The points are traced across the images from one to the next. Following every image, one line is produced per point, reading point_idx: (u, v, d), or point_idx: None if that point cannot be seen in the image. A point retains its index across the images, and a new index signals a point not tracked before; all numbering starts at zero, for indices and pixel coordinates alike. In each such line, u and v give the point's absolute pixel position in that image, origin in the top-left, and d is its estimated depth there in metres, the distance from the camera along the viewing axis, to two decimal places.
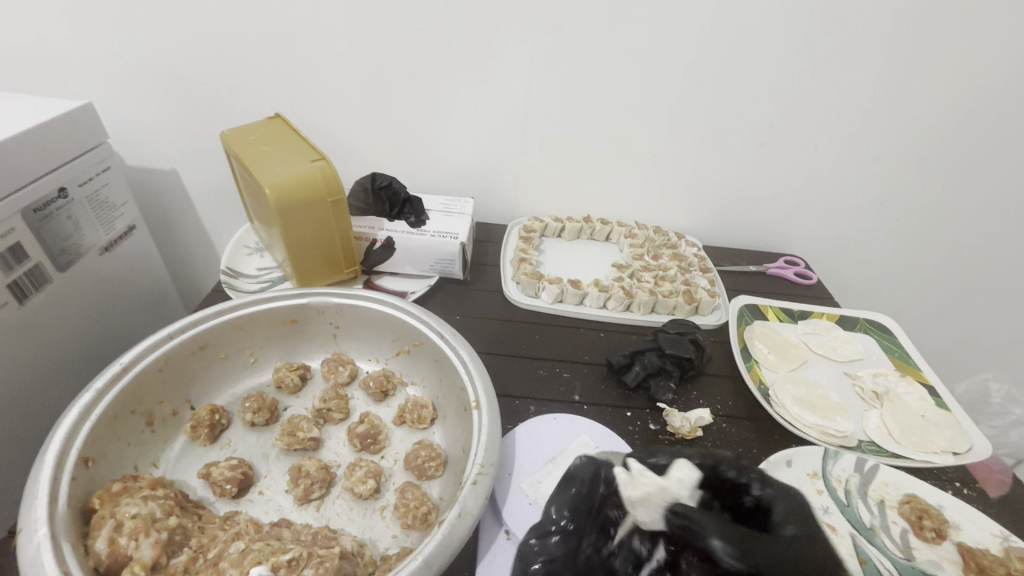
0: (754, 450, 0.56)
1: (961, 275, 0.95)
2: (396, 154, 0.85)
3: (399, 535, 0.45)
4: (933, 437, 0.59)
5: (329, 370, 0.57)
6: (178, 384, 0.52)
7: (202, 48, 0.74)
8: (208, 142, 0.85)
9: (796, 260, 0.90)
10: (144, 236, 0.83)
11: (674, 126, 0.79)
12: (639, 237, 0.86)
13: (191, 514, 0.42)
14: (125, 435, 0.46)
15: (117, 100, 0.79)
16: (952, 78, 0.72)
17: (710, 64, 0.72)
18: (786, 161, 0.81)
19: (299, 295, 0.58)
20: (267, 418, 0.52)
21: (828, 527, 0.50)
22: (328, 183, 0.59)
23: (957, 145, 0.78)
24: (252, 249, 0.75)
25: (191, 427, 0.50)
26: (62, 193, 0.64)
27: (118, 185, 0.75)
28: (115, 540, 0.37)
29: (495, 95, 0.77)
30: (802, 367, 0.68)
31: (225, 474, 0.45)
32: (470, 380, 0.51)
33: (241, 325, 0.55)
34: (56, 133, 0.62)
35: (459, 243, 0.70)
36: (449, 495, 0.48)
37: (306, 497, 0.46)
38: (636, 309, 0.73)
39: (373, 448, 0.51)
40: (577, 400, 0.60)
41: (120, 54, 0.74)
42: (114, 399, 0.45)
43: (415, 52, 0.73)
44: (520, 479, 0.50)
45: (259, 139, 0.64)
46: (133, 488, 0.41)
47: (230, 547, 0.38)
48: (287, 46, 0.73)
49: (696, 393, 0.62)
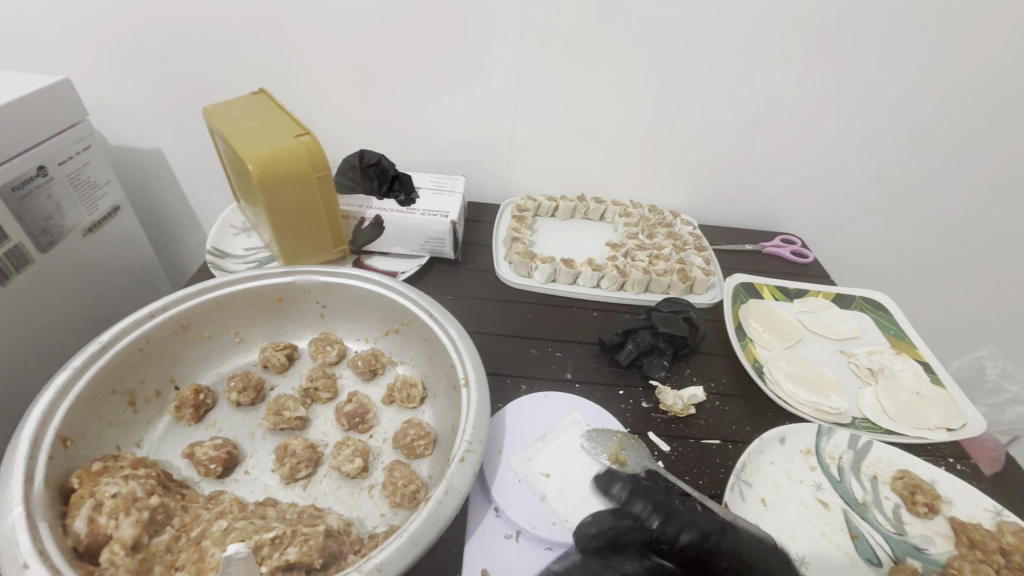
0: (747, 427, 0.56)
1: (960, 253, 0.94)
2: (385, 131, 0.83)
3: (387, 514, 0.44)
4: (928, 413, 0.59)
5: (317, 349, 0.56)
6: (161, 363, 0.51)
7: (181, 21, 0.71)
8: (192, 120, 0.82)
9: (793, 238, 0.89)
10: (129, 217, 0.81)
11: (671, 101, 0.77)
12: (634, 216, 0.85)
13: (175, 493, 0.41)
14: (106, 414, 0.46)
15: (97, 76, 0.77)
16: (957, 49, 0.69)
17: (707, 36, 0.70)
18: (785, 138, 0.80)
19: (285, 273, 0.56)
20: (252, 398, 0.51)
21: (821, 503, 0.50)
22: (313, 159, 0.57)
23: (959, 119, 0.76)
24: (239, 229, 0.74)
25: (175, 407, 0.49)
26: (41, 171, 0.62)
27: (100, 164, 0.73)
28: (95, 520, 0.36)
29: (486, 69, 0.74)
30: (797, 345, 0.68)
31: (209, 454, 0.45)
32: (459, 358, 0.50)
33: (225, 305, 0.54)
34: (32, 109, 0.60)
35: (449, 221, 0.68)
36: (438, 474, 0.47)
37: (292, 476, 0.45)
38: (630, 288, 0.72)
39: (361, 427, 0.50)
40: (569, 379, 0.59)
41: (96, 27, 0.71)
42: (93, 378, 0.44)
43: (402, 25, 0.71)
44: (511, 456, 0.49)
45: (241, 114, 0.62)
46: (114, 468, 0.40)
47: (212, 526, 0.37)
48: (269, 17, 0.70)
49: (690, 370, 0.62)
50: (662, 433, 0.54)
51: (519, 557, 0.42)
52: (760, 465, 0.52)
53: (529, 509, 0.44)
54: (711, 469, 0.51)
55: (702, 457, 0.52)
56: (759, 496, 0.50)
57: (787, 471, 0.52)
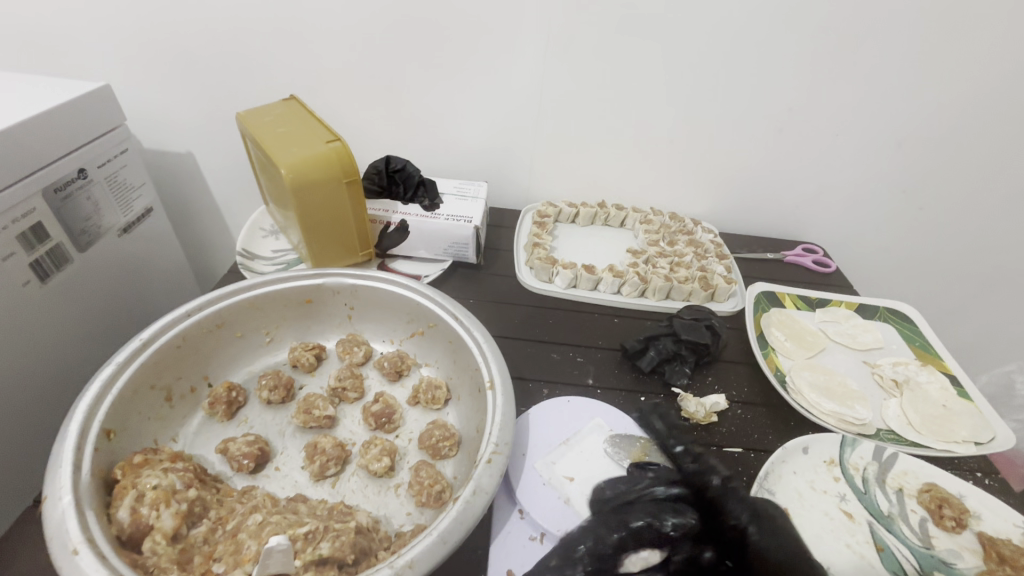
0: (770, 436, 0.56)
1: (988, 264, 0.92)
2: (409, 137, 0.84)
3: (413, 513, 0.45)
4: (954, 426, 0.58)
5: (345, 350, 0.58)
6: (196, 361, 0.52)
7: (216, 27, 0.73)
8: (223, 124, 0.85)
9: (815, 247, 0.88)
10: (160, 219, 0.84)
11: (692, 109, 0.77)
12: (654, 223, 0.85)
13: (210, 486, 0.43)
14: (145, 409, 0.47)
15: (135, 81, 0.80)
16: (987, 56, 0.69)
17: (730, 44, 0.70)
18: (809, 145, 0.79)
19: (315, 275, 0.58)
20: (283, 396, 0.52)
21: (845, 514, 0.50)
22: (343, 164, 0.59)
23: (987, 128, 0.75)
24: (268, 231, 0.76)
25: (209, 403, 0.50)
26: (80, 174, 0.65)
27: (134, 167, 0.76)
28: (137, 510, 0.37)
29: (510, 76, 0.76)
30: (820, 354, 0.67)
31: (242, 450, 0.46)
32: (484, 361, 0.51)
33: (258, 305, 0.56)
34: (74, 114, 0.63)
35: (473, 226, 0.69)
36: (463, 475, 0.48)
37: (322, 474, 0.46)
38: (651, 295, 0.72)
39: (388, 427, 0.51)
40: (590, 384, 0.59)
41: (134, 35, 0.74)
42: (134, 374, 0.46)
43: (429, 32, 0.72)
44: (534, 459, 0.49)
45: (274, 120, 0.64)
46: (154, 461, 0.42)
47: (248, 519, 0.39)
48: (300, 26, 0.73)
49: (711, 378, 0.62)
50: (685, 440, 0.54)
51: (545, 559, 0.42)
52: (783, 474, 0.52)
53: (553, 512, 0.45)
54: (734, 478, 0.51)
55: (725, 465, 0.52)
56: (782, 505, 0.49)
57: (811, 481, 0.52)
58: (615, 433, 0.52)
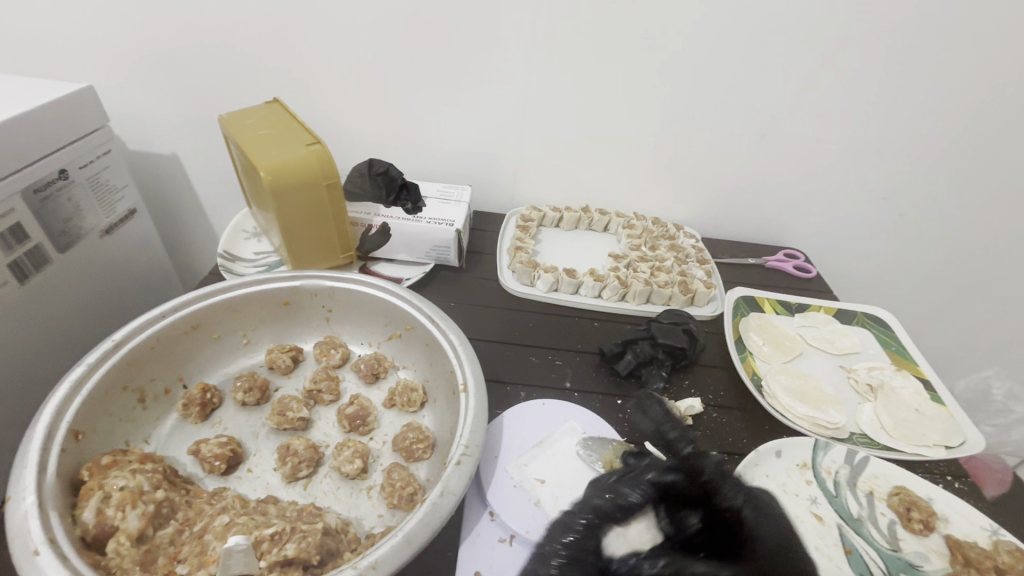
0: (744, 440, 0.56)
1: (966, 271, 0.93)
2: (394, 140, 0.85)
3: (385, 515, 0.45)
4: (926, 430, 0.58)
5: (322, 352, 0.58)
6: (171, 362, 0.52)
7: (202, 30, 0.73)
8: (208, 127, 0.85)
9: (796, 253, 0.89)
10: (144, 220, 0.83)
11: (674, 115, 0.78)
12: (637, 228, 0.85)
13: (180, 488, 0.42)
14: (116, 410, 0.47)
15: (120, 82, 0.80)
16: (964, 66, 0.70)
17: (709, 51, 0.71)
18: (790, 152, 0.80)
19: (293, 277, 0.58)
20: (258, 398, 0.52)
21: (815, 517, 0.50)
22: (322, 167, 0.59)
23: (962, 137, 0.77)
24: (250, 233, 0.76)
25: (182, 405, 0.50)
26: (62, 175, 0.65)
27: (118, 168, 0.76)
28: (102, 511, 0.37)
29: (494, 80, 0.76)
30: (797, 359, 0.68)
31: (214, 451, 0.46)
32: (459, 364, 0.51)
33: (234, 307, 0.56)
34: (56, 115, 0.63)
35: (454, 229, 0.70)
36: (435, 477, 0.48)
37: (293, 475, 0.46)
38: (631, 300, 0.72)
39: (362, 429, 0.51)
40: (567, 387, 0.60)
41: (119, 36, 0.74)
42: (106, 374, 0.46)
43: (413, 36, 0.73)
44: (507, 461, 0.50)
45: (256, 123, 0.64)
46: (123, 462, 0.42)
47: (215, 520, 0.39)
48: (285, 29, 0.73)
49: (688, 382, 0.62)
50: None
51: (513, 560, 0.43)
52: (755, 477, 0.52)
53: (523, 514, 0.45)
54: None
55: None
56: None
57: (782, 484, 0.52)
58: (588, 436, 0.52)
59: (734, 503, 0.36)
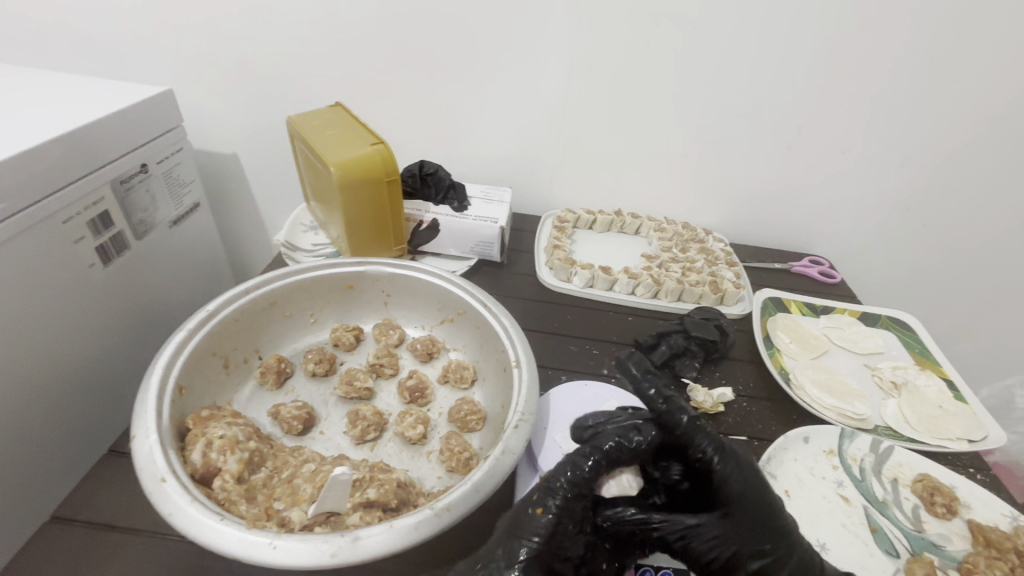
0: (773, 427, 0.60)
1: (991, 279, 0.95)
2: (439, 145, 0.91)
3: (443, 476, 0.49)
4: (949, 425, 0.61)
5: (381, 333, 0.63)
6: (250, 335, 0.58)
7: (271, 40, 0.81)
8: (268, 129, 0.92)
9: (821, 259, 0.93)
10: (205, 214, 0.90)
11: (704, 125, 0.83)
12: (668, 231, 0.90)
13: (266, 442, 0.48)
14: (207, 373, 0.52)
15: (191, 87, 0.87)
16: (984, 79, 0.73)
17: (740, 67, 0.76)
18: (815, 162, 0.84)
19: (358, 263, 0.63)
20: (326, 369, 0.57)
21: (842, 498, 0.53)
22: (384, 164, 0.65)
23: (983, 150, 0.80)
24: (307, 226, 0.82)
25: (260, 373, 0.56)
26: (142, 168, 0.72)
27: (187, 164, 0.83)
28: (207, 454, 0.42)
29: (535, 90, 0.82)
30: (823, 356, 0.71)
31: (292, 413, 0.51)
32: (510, 344, 0.56)
33: (306, 288, 0.61)
34: (140, 115, 0.70)
35: (498, 227, 0.75)
36: (489, 445, 0.52)
37: (362, 437, 0.51)
38: (663, 297, 0.77)
39: (421, 401, 0.56)
40: (605, 373, 0.64)
41: (195, 45, 0.82)
42: (201, 340, 0.51)
43: (462, 49, 0.79)
44: (554, 433, 0.54)
45: (322, 124, 0.70)
46: (218, 416, 0.47)
47: (301, 468, 0.44)
48: (346, 40, 0.80)
49: (719, 373, 0.66)
50: None
51: None
52: (785, 460, 0.55)
53: None
54: None
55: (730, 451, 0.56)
56: (783, 488, 0.53)
57: (811, 468, 0.55)
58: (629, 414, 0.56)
59: (707, 454, 0.46)
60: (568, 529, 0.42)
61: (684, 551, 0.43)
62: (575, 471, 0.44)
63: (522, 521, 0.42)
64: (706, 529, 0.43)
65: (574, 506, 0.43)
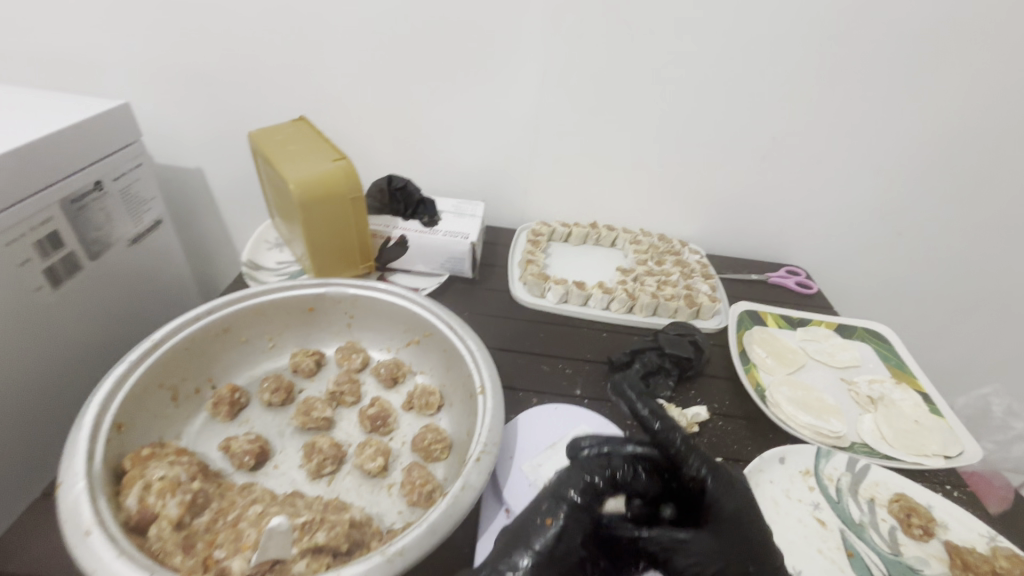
0: (749, 447, 0.58)
1: (965, 289, 0.96)
2: (411, 157, 0.89)
3: (404, 511, 0.47)
4: (926, 440, 0.60)
5: (343, 357, 0.60)
6: (202, 363, 0.55)
7: (234, 52, 0.78)
8: (234, 142, 0.89)
9: (798, 270, 0.92)
10: (168, 232, 0.87)
11: (679, 136, 0.82)
12: (644, 243, 0.88)
13: (212, 481, 0.45)
14: (153, 406, 0.50)
15: (152, 99, 0.84)
16: (956, 90, 0.74)
17: (712, 77, 0.75)
18: (789, 172, 0.84)
19: (319, 285, 0.61)
20: (283, 398, 0.55)
21: (818, 521, 0.52)
22: (347, 181, 0.62)
23: (954, 159, 0.80)
24: (272, 244, 0.79)
25: (212, 404, 0.53)
26: (96, 186, 0.69)
27: (146, 181, 0.79)
28: (144, 498, 0.40)
29: (507, 102, 0.80)
30: (799, 371, 0.70)
31: (244, 447, 0.48)
32: (476, 368, 0.54)
33: (262, 312, 0.59)
34: (93, 130, 0.67)
35: (469, 243, 0.73)
36: (453, 476, 0.50)
37: (318, 472, 0.48)
38: (639, 312, 0.75)
39: (383, 430, 0.53)
40: (578, 394, 0.62)
41: (155, 57, 0.79)
42: (144, 373, 0.49)
43: (432, 60, 0.77)
44: (521, 462, 0.52)
45: (284, 139, 0.68)
46: (160, 454, 0.45)
47: (247, 510, 0.41)
48: (312, 51, 0.77)
49: (694, 392, 0.65)
50: None
51: None
52: (760, 482, 0.54)
53: None
54: None
55: None
56: None
57: (786, 490, 0.54)
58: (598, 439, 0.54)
59: (700, 473, 0.44)
60: (574, 548, 0.39)
61: (665, 562, 0.41)
62: (580, 482, 0.42)
63: (530, 530, 0.40)
64: (693, 544, 0.41)
65: (583, 516, 0.40)
